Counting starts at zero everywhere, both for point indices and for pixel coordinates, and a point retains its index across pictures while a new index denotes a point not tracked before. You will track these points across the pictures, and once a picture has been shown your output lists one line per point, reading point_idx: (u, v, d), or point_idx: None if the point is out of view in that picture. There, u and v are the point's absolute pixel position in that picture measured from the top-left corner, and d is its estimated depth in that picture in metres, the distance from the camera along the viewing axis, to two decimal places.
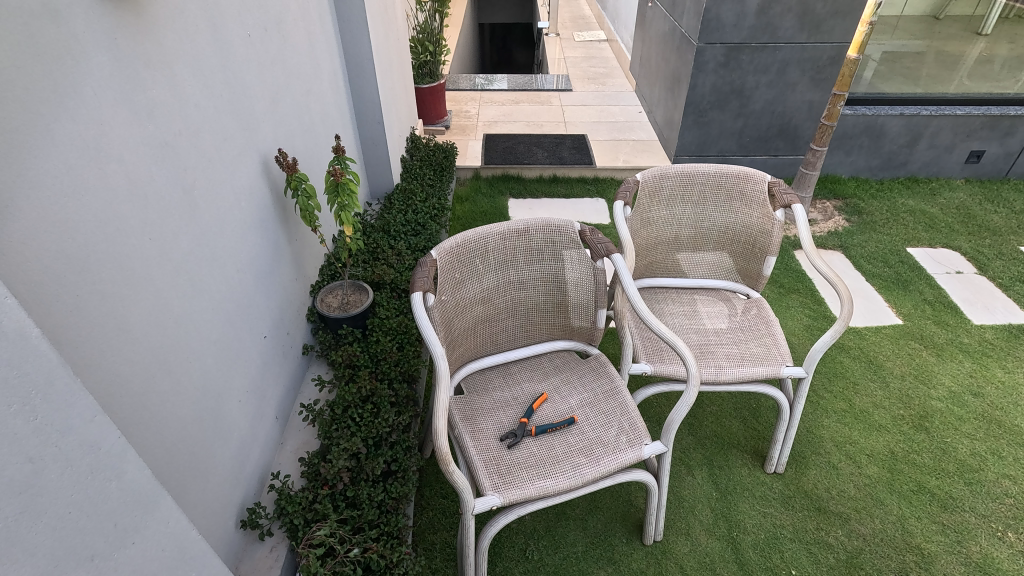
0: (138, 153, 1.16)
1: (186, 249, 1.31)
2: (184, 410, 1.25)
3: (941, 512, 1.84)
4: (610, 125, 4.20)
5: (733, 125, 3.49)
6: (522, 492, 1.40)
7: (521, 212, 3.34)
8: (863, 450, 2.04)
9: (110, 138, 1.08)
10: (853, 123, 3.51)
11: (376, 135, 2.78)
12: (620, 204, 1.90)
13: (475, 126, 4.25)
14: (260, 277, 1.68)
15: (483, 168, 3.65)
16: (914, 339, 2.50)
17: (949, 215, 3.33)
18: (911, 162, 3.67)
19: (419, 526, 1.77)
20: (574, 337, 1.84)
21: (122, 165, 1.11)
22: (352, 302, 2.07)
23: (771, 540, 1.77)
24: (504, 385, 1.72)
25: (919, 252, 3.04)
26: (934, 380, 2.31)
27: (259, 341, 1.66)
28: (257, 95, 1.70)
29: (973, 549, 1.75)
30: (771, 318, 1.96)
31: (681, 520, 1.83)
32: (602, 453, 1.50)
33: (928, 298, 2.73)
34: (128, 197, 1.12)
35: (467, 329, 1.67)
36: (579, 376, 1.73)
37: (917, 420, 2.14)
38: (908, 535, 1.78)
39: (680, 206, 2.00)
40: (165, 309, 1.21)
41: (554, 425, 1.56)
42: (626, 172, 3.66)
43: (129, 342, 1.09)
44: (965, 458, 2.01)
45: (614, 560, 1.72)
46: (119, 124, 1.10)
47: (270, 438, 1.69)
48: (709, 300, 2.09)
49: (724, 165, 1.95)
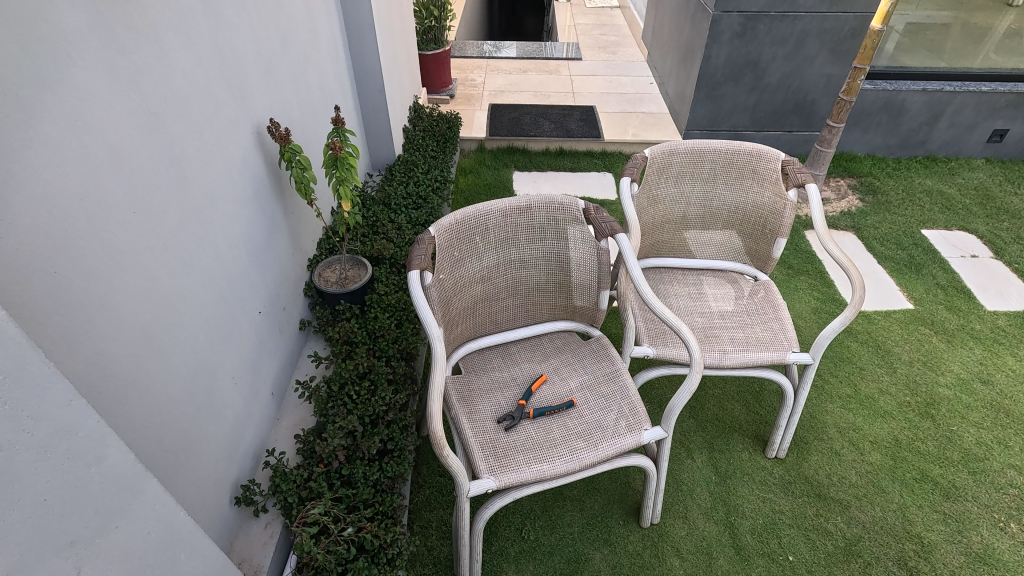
0: (121, 122, 1.10)
1: (175, 224, 1.26)
2: (173, 387, 1.23)
3: (943, 501, 1.82)
4: (619, 97, 4.07)
5: (747, 100, 3.36)
6: (517, 476, 1.38)
7: (526, 186, 3.26)
8: (867, 437, 2.01)
9: (90, 108, 1.02)
10: (872, 98, 3.37)
11: (376, 105, 2.69)
12: (626, 180, 1.84)
13: (480, 95, 4.12)
14: (255, 253, 1.63)
15: (488, 140, 3.55)
16: (925, 325, 2.45)
17: (967, 196, 3.23)
18: (930, 140, 3.54)
19: (415, 504, 1.77)
20: (575, 318, 1.79)
21: (103, 138, 1.05)
22: (350, 277, 2.03)
23: (769, 526, 1.76)
24: (502, 365, 1.69)
25: (933, 235, 2.96)
26: (942, 367, 2.26)
27: (254, 317, 1.62)
28: (249, 60, 1.62)
29: (973, 540, 1.73)
30: (778, 301, 1.91)
31: (679, 504, 1.82)
32: (600, 438, 1.47)
33: (941, 283, 2.66)
34: (113, 170, 1.07)
35: (465, 308, 1.63)
36: (579, 356, 1.69)
37: (923, 407, 2.11)
38: (908, 523, 1.76)
39: (689, 183, 1.93)
40: (153, 287, 1.17)
41: (553, 409, 1.53)
42: (635, 146, 3.55)
43: (115, 321, 1.06)
44: (970, 447, 1.98)
45: (609, 541, 1.72)
46: (100, 91, 1.04)
47: (266, 415, 1.66)
48: (715, 282, 2.03)
49: (736, 142, 1.88)
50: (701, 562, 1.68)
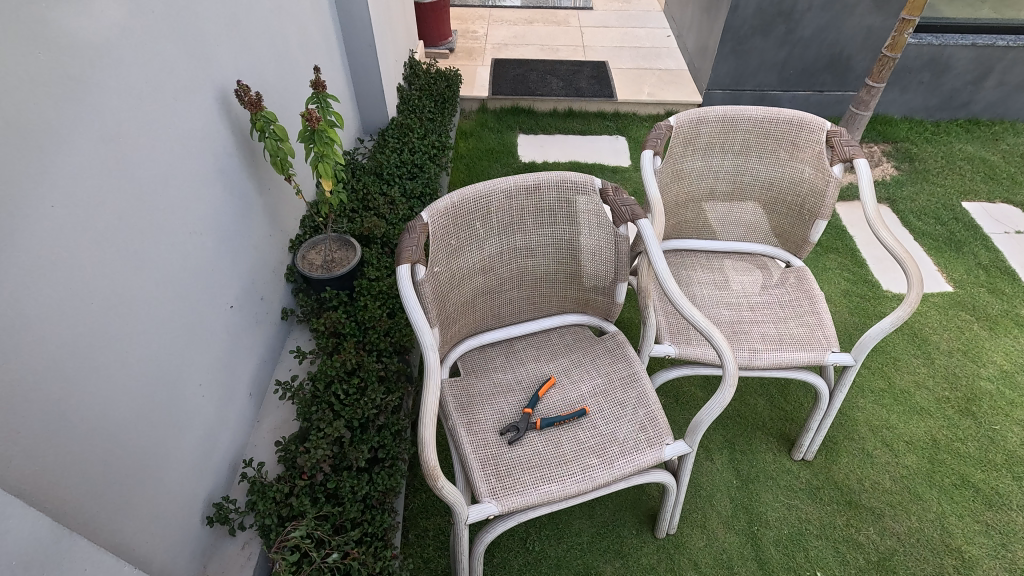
0: (28, 88, 0.87)
1: (115, 212, 1.05)
2: (118, 407, 1.04)
3: (985, 510, 1.67)
4: (633, 51, 3.74)
5: (776, 56, 3.05)
6: (522, 499, 1.22)
7: (532, 151, 3.00)
8: (901, 437, 1.85)
9: None
10: (914, 54, 3.06)
11: (366, 61, 2.42)
12: (649, 153, 1.61)
13: (482, 49, 3.79)
14: (226, 238, 1.43)
15: (490, 99, 3.26)
16: (965, 310, 2.25)
17: (1012, 164, 2.96)
18: (973, 102, 3.23)
19: (410, 511, 1.63)
20: (588, 311, 1.59)
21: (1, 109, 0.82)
22: (337, 260, 1.82)
23: (795, 537, 1.62)
24: (505, 365, 1.51)
25: (975, 208, 2.72)
26: (984, 358, 2.08)
27: (225, 312, 1.42)
28: (208, 9, 1.36)
29: (1018, 555, 1.58)
30: (814, 290, 1.70)
31: (697, 512, 1.67)
32: (616, 453, 1.30)
33: (983, 263, 2.44)
34: (26, 153, 0.86)
35: (464, 303, 1.44)
36: (592, 356, 1.51)
37: (963, 404, 1.94)
38: (947, 535, 1.62)
39: (718, 156, 1.70)
40: (84, 292, 0.97)
41: (563, 418, 1.36)
42: (650, 107, 3.27)
43: (34, 339, 0.87)
44: (1015, 449, 1.82)
45: (621, 554, 1.58)
46: None
47: (243, 419, 1.49)
48: (743, 267, 1.82)
49: (775, 109, 1.64)
50: None
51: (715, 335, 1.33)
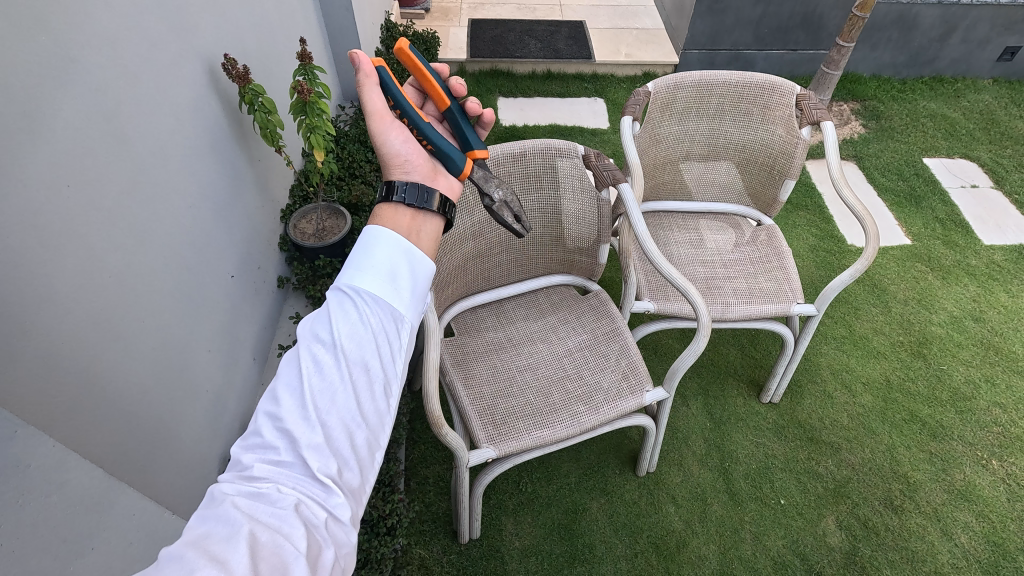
0: (41, 83, 0.88)
1: (115, 190, 1.04)
2: (145, 374, 1.08)
3: (930, 441, 1.87)
4: (611, 10, 3.71)
5: (751, 14, 3.08)
6: (519, 444, 1.34)
7: (512, 113, 3.03)
8: (859, 378, 2.02)
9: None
10: (885, 11, 3.05)
11: (345, 26, 2.32)
12: (628, 119, 1.70)
13: (459, 8, 3.71)
14: (222, 209, 1.43)
15: (469, 62, 3.23)
16: (921, 261, 2.38)
17: (971, 120, 3.04)
18: (938, 58, 3.26)
19: (411, 460, 1.77)
20: (572, 272, 1.69)
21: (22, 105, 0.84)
22: (328, 229, 1.85)
23: (762, 471, 1.80)
24: (497, 325, 1.60)
25: (934, 162, 2.81)
26: (936, 305, 2.23)
27: (226, 283, 1.44)
28: None
29: (956, 478, 1.80)
30: (781, 247, 1.81)
31: (675, 451, 1.84)
32: (601, 401, 1.43)
33: (940, 216, 2.55)
34: (3, 117, 0.80)
35: (457, 269, 1.49)
36: (577, 314, 1.61)
37: (915, 347, 2.11)
38: (896, 464, 1.82)
39: (695, 120, 1.78)
40: (102, 267, 0.99)
41: (397, 93, 0.89)
42: (629, 68, 3.29)
43: (56, 316, 0.88)
44: (959, 386, 2.01)
45: (606, 491, 1.75)
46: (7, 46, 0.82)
47: (249, 382, 1.56)
48: (717, 226, 1.92)
49: (749, 72, 1.71)
50: (696, 508, 1.72)
51: (689, 292, 1.45)
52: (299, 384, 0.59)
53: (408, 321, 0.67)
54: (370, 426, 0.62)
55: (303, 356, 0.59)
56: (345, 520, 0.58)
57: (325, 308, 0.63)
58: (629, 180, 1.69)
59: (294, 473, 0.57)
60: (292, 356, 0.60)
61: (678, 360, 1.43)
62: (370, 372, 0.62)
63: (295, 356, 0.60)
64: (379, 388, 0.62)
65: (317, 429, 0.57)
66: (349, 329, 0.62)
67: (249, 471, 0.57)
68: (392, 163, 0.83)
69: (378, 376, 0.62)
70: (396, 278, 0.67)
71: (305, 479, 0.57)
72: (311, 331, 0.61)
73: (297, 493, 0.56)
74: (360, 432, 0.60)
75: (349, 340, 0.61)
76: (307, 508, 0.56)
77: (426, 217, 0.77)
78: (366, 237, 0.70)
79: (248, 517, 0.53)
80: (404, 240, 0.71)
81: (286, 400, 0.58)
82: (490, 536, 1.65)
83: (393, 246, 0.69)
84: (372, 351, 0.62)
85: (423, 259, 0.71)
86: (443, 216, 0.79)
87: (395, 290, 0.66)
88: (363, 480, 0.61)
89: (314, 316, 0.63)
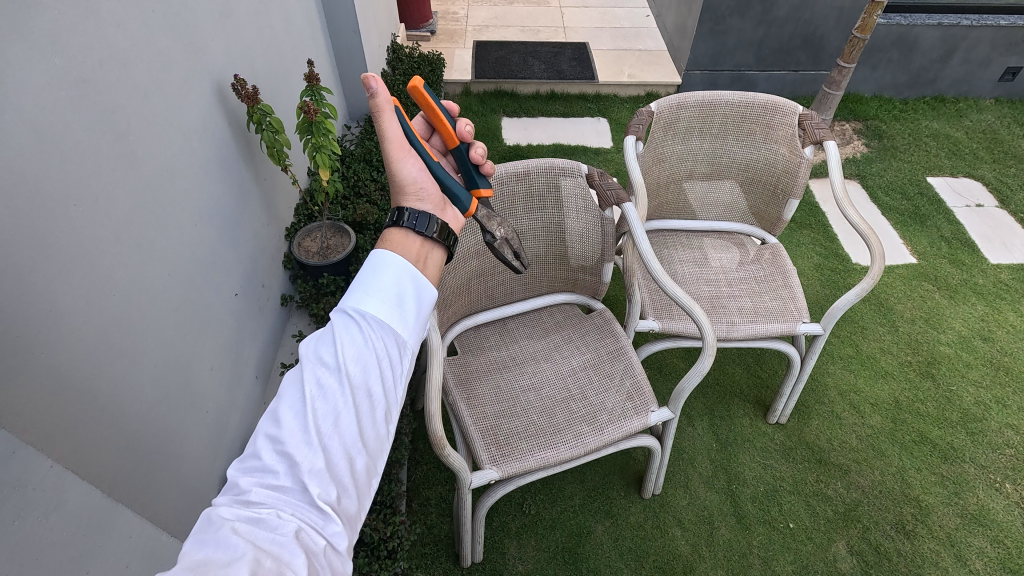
0: (52, 102, 0.90)
1: (123, 208, 1.04)
2: (148, 392, 1.08)
3: (941, 463, 1.84)
4: (614, 32, 3.76)
5: (752, 36, 3.12)
6: (522, 465, 1.33)
7: (516, 133, 3.06)
8: (867, 399, 1.99)
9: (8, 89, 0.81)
10: (885, 33, 3.08)
11: (352, 48, 2.36)
12: (631, 139, 1.71)
13: (464, 30, 3.78)
14: (229, 227, 1.44)
15: (473, 83, 3.28)
16: (928, 280, 2.37)
17: (974, 140, 3.05)
18: (939, 78, 3.28)
19: (414, 480, 1.75)
20: (576, 290, 1.68)
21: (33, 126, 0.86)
22: (333, 247, 1.85)
23: (770, 493, 1.77)
24: (501, 343, 1.59)
25: (937, 181, 2.81)
26: (943, 325, 2.21)
27: (231, 300, 1.45)
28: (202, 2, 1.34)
29: (969, 501, 1.76)
30: (786, 266, 1.81)
31: (681, 473, 1.81)
32: (606, 421, 1.41)
33: (945, 235, 2.54)
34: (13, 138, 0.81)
35: (460, 287, 1.48)
36: (581, 332, 1.61)
37: (924, 367, 2.08)
38: (907, 487, 1.78)
39: (698, 139, 1.79)
40: (108, 284, 0.99)
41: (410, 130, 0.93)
42: (631, 89, 3.32)
43: (62, 334, 0.88)
44: (969, 407, 1.98)
45: (611, 514, 1.72)
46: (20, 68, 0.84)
47: (252, 400, 1.56)
48: (721, 244, 1.92)
49: (751, 92, 1.72)
50: (702, 532, 1.69)
51: (693, 310, 1.44)
52: (302, 407, 0.58)
53: (411, 346, 0.66)
54: (370, 452, 0.61)
55: (307, 378, 0.58)
56: (343, 548, 0.57)
57: (329, 329, 0.63)
58: (633, 198, 1.69)
59: (294, 498, 0.56)
60: (295, 378, 0.59)
61: (684, 379, 1.41)
62: (373, 398, 0.61)
63: (297, 378, 0.59)
64: (381, 414, 0.62)
65: (319, 455, 0.56)
66: (355, 352, 0.61)
67: (247, 495, 0.55)
68: (405, 190, 0.82)
69: (381, 402, 0.62)
70: (400, 302, 0.67)
71: (304, 505, 0.56)
72: (315, 353, 0.60)
73: (297, 519, 0.55)
74: (360, 458, 0.59)
75: (354, 364, 0.61)
76: (306, 535, 0.55)
77: (432, 246, 0.77)
78: (373, 259, 0.69)
79: (249, 543, 0.52)
80: (411, 264, 0.71)
81: (288, 423, 0.57)
82: (492, 560, 1.62)
83: (400, 270, 0.69)
84: (375, 376, 0.61)
85: (429, 284, 0.70)
86: (446, 247, 0.79)
87: (400, 315, 0.66)
88: (360, 506, 0.60)
89: (318, 337, 0.61)
